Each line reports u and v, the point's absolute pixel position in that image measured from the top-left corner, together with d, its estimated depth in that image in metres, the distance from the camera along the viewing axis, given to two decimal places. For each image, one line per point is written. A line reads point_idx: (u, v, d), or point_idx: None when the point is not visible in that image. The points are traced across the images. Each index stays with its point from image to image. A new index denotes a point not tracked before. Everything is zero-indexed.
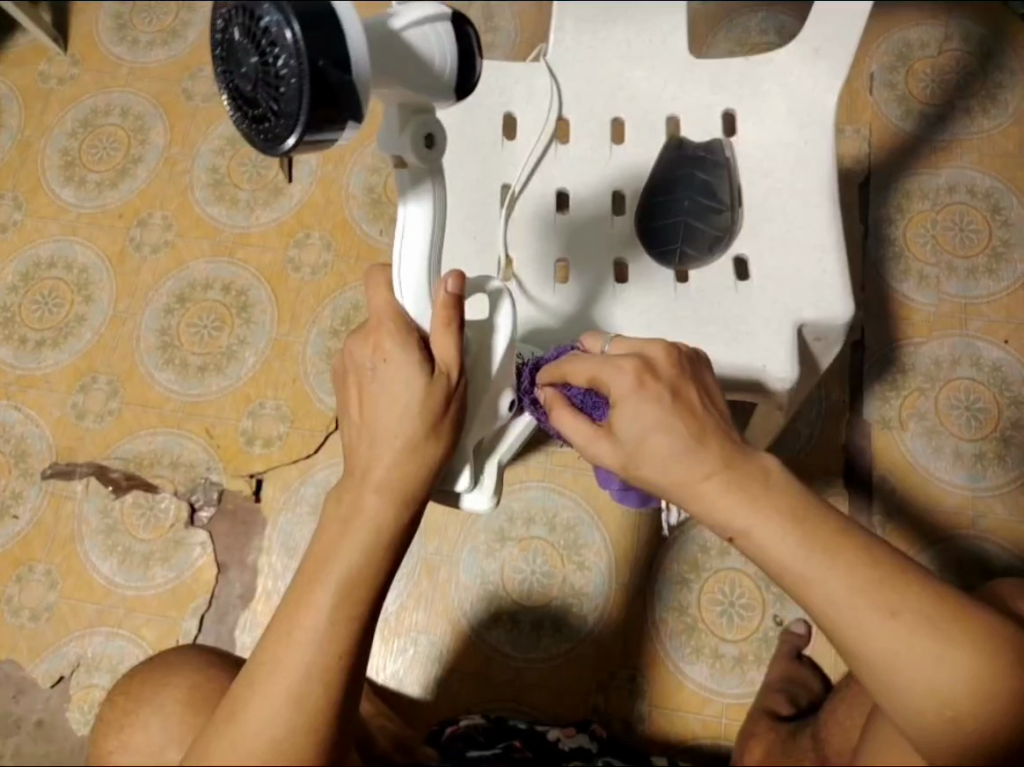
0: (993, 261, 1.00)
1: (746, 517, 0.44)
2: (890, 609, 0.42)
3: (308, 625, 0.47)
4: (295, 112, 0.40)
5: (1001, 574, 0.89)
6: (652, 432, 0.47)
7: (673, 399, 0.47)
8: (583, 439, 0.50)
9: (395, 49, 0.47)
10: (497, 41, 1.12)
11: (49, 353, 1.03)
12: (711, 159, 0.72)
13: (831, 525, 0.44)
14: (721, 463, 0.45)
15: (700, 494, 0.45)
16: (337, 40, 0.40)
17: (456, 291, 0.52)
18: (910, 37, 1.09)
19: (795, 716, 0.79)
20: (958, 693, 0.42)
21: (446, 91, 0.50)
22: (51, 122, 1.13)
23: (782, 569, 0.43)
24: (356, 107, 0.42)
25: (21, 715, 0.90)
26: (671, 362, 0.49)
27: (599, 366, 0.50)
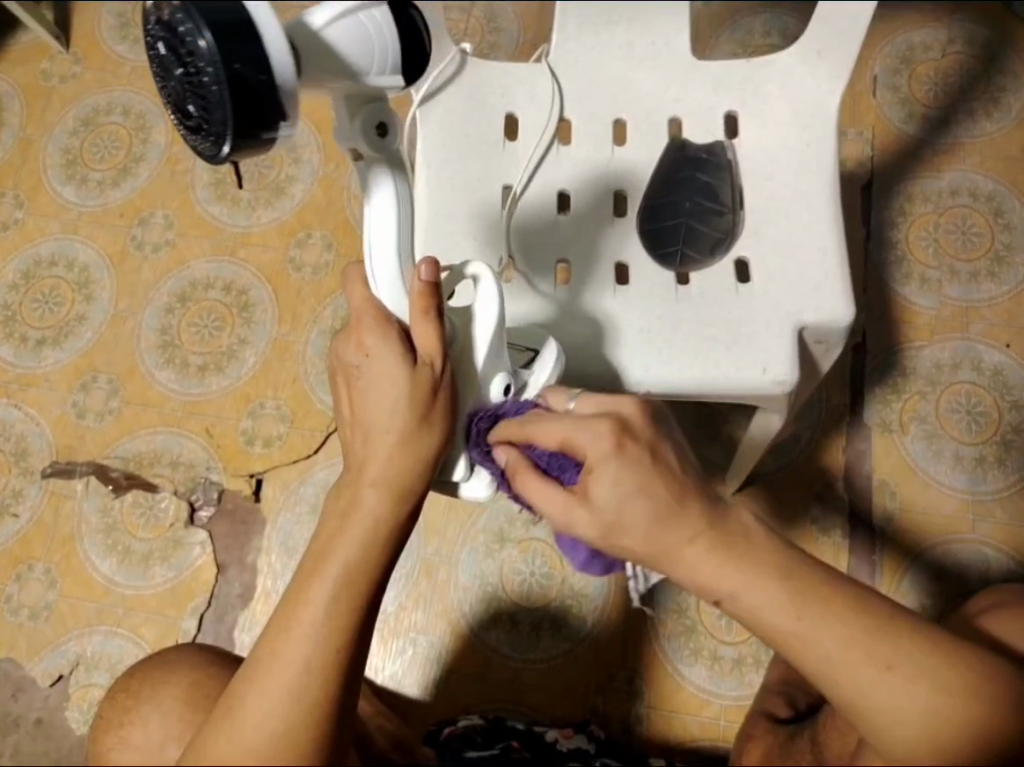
0: (995, 264, 1.00)
1: (733, 582, 0.43)
2: (886, 662, 0.42)
3: (305, 618, 0.48)
4: (222, 122, 0.41)
5: (1000, 579, 0.89)
6: (633, 497, 0.44)
7: (653, 461, 0.45)
8: (557, 512, 0.47)
9: (325, 46, 0.44)
10: (500, 42, 1.12)
11: (49, 352, 1.03)
12: (712, 160, 0.72)
13: (819, 582, 0.43)
14: (704, 523, 0.44)
15: (683, 559, 0.44)
16: (251, 39, 0.39)
17: (429, 279, 0.51)
18: (913, 39, 1.09)
19: (795, 719, 0.76)
20: (956, 736, 0.42)
21: (393, 73, 0.48)
22: (52, 120, 1.12)
23: (773, 631, 0.43)
24: (281, 106, 0.41)
25: (20, 713, 0.90)
26: (643, 420, 0.47)
27: (571, 428, 0.48)
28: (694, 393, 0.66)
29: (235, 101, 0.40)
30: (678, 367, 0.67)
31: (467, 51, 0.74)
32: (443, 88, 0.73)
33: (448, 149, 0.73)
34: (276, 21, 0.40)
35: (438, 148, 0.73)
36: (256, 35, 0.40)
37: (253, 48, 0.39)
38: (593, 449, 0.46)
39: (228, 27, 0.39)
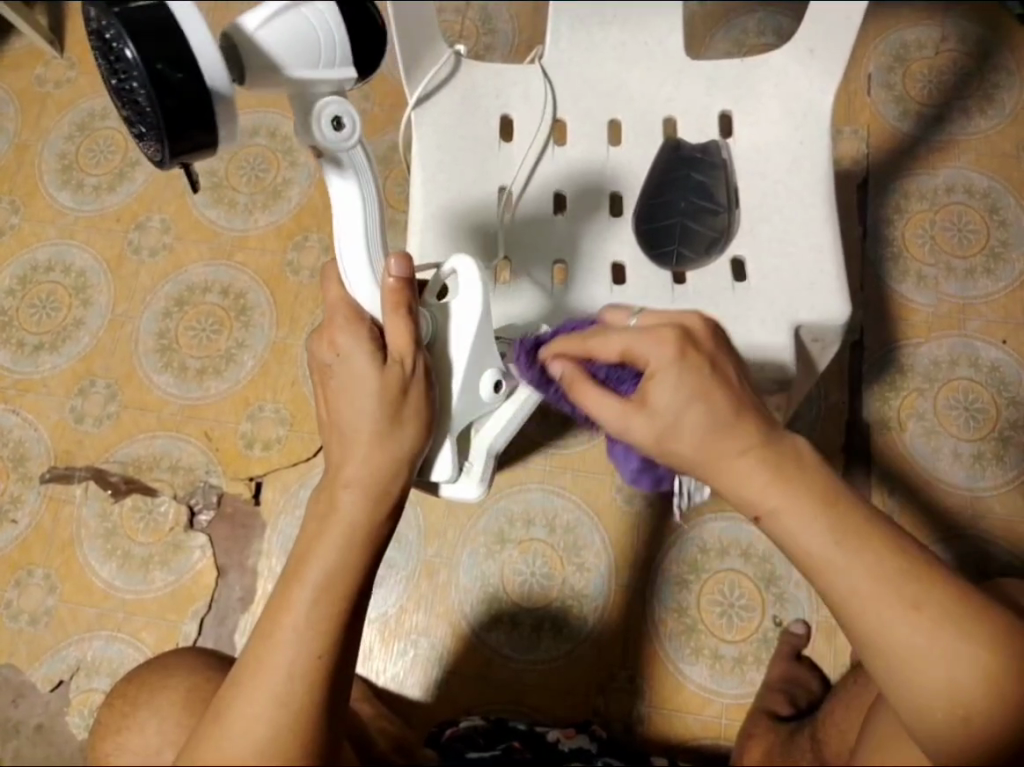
0: (991, 261, 1.00)
1: (778, 496, 0.47)
2: (913, 602, 0.44)
3: (288, 623, 0.49)
4: (159, 132, 0.45)
5: (1000, 574, 0.89)
6: (690, 405, 0.48)
7: (711, 372, 0.49)
8: (613, 417, 0.51)
9: (262, 48, 0.47)
10: (495, 43, 1.12)
11: (47, 357, 1.03)
12: (707, 159, 0.72)
13: (860, 513, 0.47)
14: (757, 434, 0.48)
15: (733, 467, 0.47)
16: (171, 42, 0.43)
17: (400, 273, 0.55)
18: (907, 37, 1.09)
19: (795, 716, 0.79)
20: (972, 692, 0.43)
21: (343, 65, 0.51)
22: (47, 126, 1.12)
23: (810, 552, 0.46)
24: (213, 115, 0.46)
25: (21, 719, 0.89)
26: (708, 335, 0.50)
27: (632, 341, 0.51)
28: None
29: (166, 113, 0.44)
30: None
31: (460, 53, 0.74)
32: (437, 90, 0.73)
33: (443, 151, 0.73)
34: (207, 36, 0.44)
35: (433, 150, 0.72)
36: (185, 51, 0.44)
37: (179, 62, 0.43)
38: (656, 357, 0.49)
39: (154, 43, 0.43)
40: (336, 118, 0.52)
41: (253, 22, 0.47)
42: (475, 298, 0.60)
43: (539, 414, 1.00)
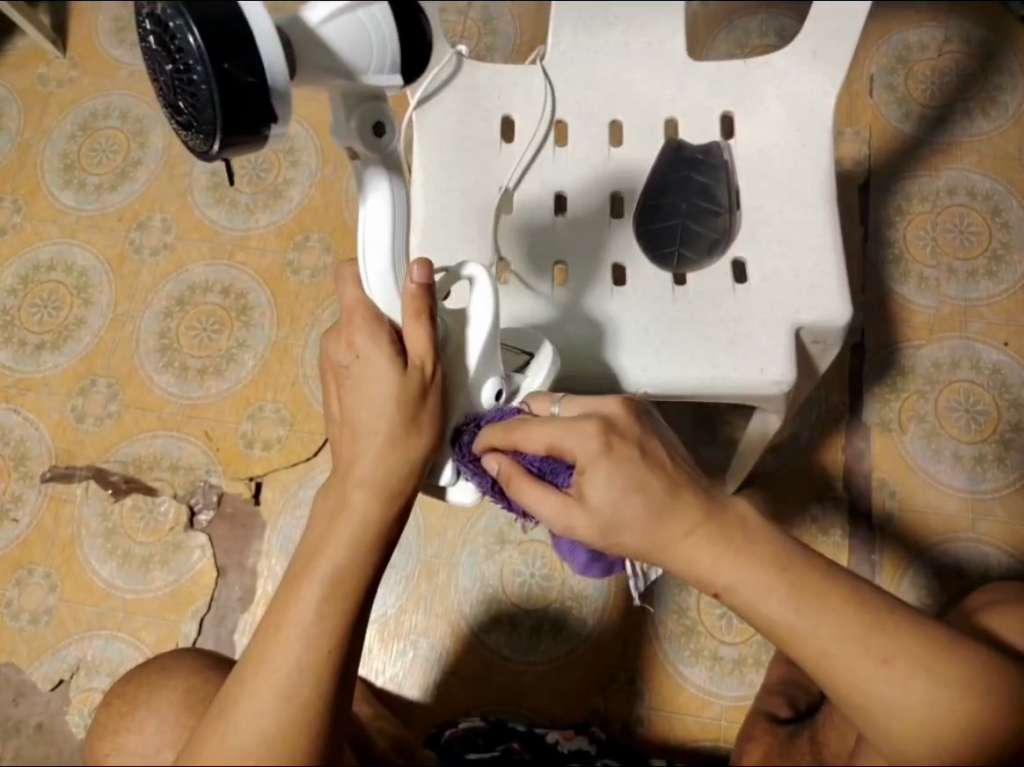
0: (993, 262, 1.00)
1: (729, 572, 0.45)
2: (884, 654, 0.43)
3: (296, 618, 0.49)
4: (214, 124, 0.42)
5: (1000, 577, 0.89)
6: (628, 495, 0.47)
7: (643, 457, 0.48)
8: (554, 514, 0.49)
9: (317, 47, 0.45)
10: (495, 44, 1.12)
11: (48, 356, 1.03)
12: (709, 160, 0.72)
13: (816, 572, 0.45)
14: (699, 511, 0.46)
15: (681, 550, 0.46)
16: (240, 37, 0.40)
17: (423, 279, 0.52)
18: (910, 38, 1.09)
19: (795, 719, 0.76)
20: (950, 732, 0.42)
21: (392, 71, 0.48)
22: (49, 125, 1.13)
23: (771, 621, 0.44)
24: (272, 110, 0.42)
25: (21, 717, 0.90)
26: (628, 418, 0.49)
27: (556, 433, 0.49)
28: (693, 392, 0.66)
29: (225, 107, 0.41)
30: (675, 367, 0.67)
31: (462, 53, 0.74)
32: (438, 90, 0.73)
33: (444, 151, 0.73)
34: (268, 21, 0.41)
35: (435, 152, 0.73)
36: (248, 41, 0.40)
37: (243, 53, 0.40)
38: (581, 450, 0.48)
39: (221, 36, 0.40)
40: (379, 123, 0.51)
41: (312, 19, 0.45)
42: (486, 308, 0.56)
43: None
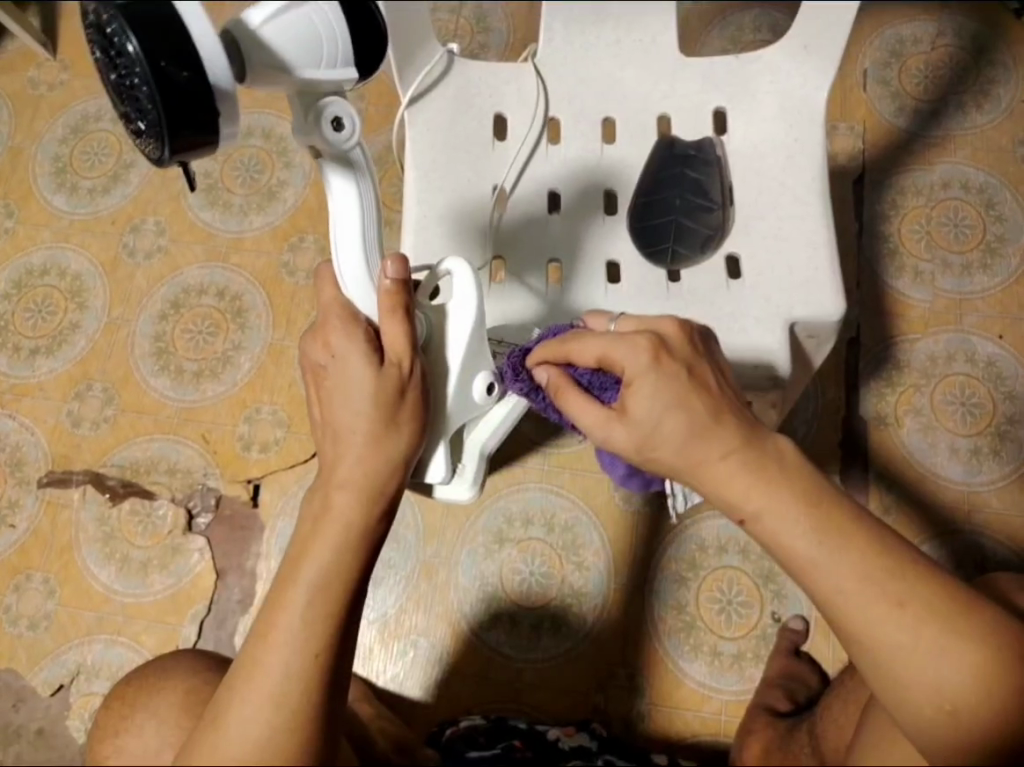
0: (988, 256, 1.00)
1: (761, 496, 0.47)
2: (897, 599, 0.44)
3: (283, 625, 0.49)
4: (160, 127, 0.43)
5: (997, 568, 0.90)
6: (668, 416, 0.49)
7: (690, 376, 0.50)
8: (597, 425, 0.52)
9: (265, 48, 0.45)
10: (488, 42, 1.12)
11: (43, 361, 1.03)
12: (702, 156, 0.72)
13: (843, 505, 0.47)
14: (738, 440, 0.48)
15: (717, 473, 0.48)
16: (176, 39, 0.41)
17: (396, 274, 0.55)
18: (903, 32, 1.09)
19: (794, 712, 0.78)
20: (961, 687, 0.43)
21: (345, 66, 0.49)
22: (41, 128, 1.12)
23: (795, 553, 0.46)
24: (217, 112, 0.43)
25: (22, 723, 0.90)
26: (681, 339, 0.51)
27: (609, 344, 0.52)
28: None
29: (170, 112, 0.42)
30: None
31: (453, 51, 0.74)
32: (430, 89, 0.73)
33: (438, 150, 0.73)
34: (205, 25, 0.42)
35: (428, 151, 0.72)
36: (188, 44, 0.41)
37: (183, 55, 0.41)
38: (633, 364, 0.50)
39: (157, 39, 0.40)
40: (337, 118, 0.51)
41: (255, 19, 0.45)
42: (470, 301, 0.59)
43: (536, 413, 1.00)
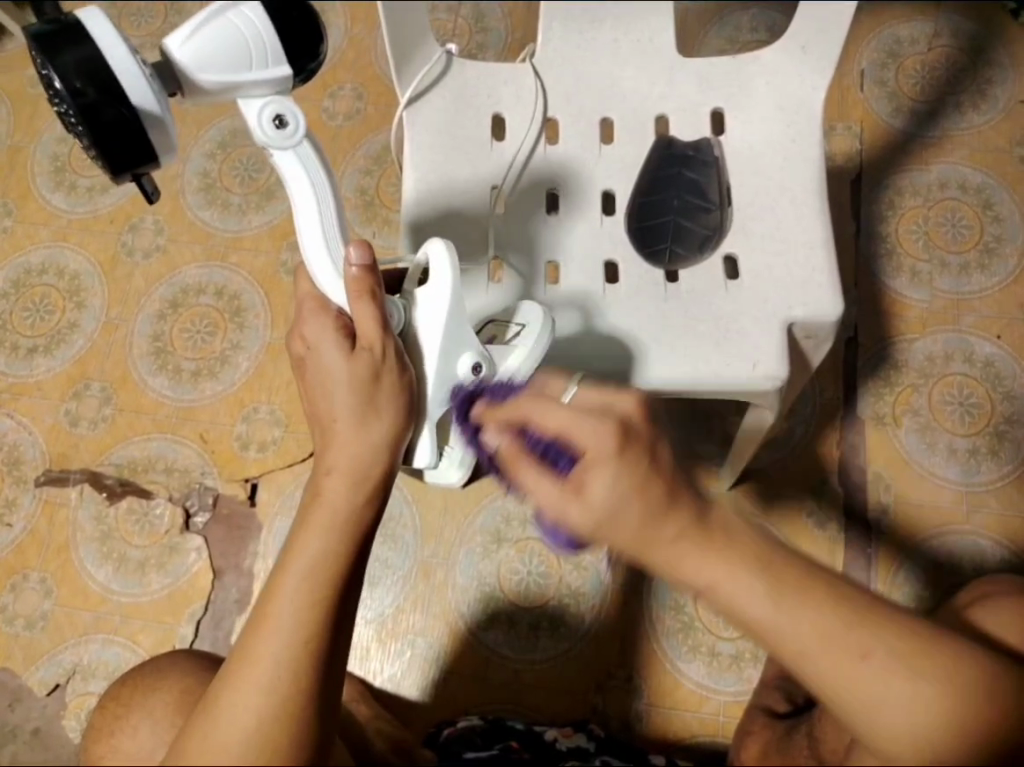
0: (985, 256, 1.00)
1: (712, 572, 0.43)
2: (862, 651, 0.43)
3: (275, 613, 0.49)
4: (100, 157, 0.49)
5: (996, 569, 0.90)
6: (624, 500, 0.44)
7: (654, 462, 0.45)
8: (551, 501, 0.47)
9: (189, 65, 0.51)
10: (487, 42, 1.12)
11: (41, 360, 1.03)
12: (699, 158, 0.73)
13: (796, 564, 0.44)
14: (689, 521, 0.44)
15: (665, 554, 0.44)
16: (99, 74, 0.46)
17: (361, 260, 0.55)
18: (900, 33, 1.09)
19: (793, 713, 0.77)
20: (927, 729, 0.43)
21: (276, 64, 0.53)
22: (40, 128, 1.12)
23: (749, 618, 0.43)
24: (150, 139, 0.49)
25: (18, 723, 0.89)
26: (642, 417, 0.48)
27: (573, 422, 0.47)
28: (686, 390, 0.66)
29: (104, 139, 0.48)
30: (671, 367, 0.67)
31: (452, 51, 0.74)
32: (428, 89, 0.73)
33: (436, 150, 0.73)
34: (129, 60, 0.47)
35: (426, 151, 0.73)
36: (111, 80, 0.47)
37: (103, 93, 0.46)
38: (599, 447, 0.45)
39: (81, 76, 0.46)
40: (279, 116, 0.55)
41: (174, 45, 0.51)
42: (443, 278, 0.60)
43: None
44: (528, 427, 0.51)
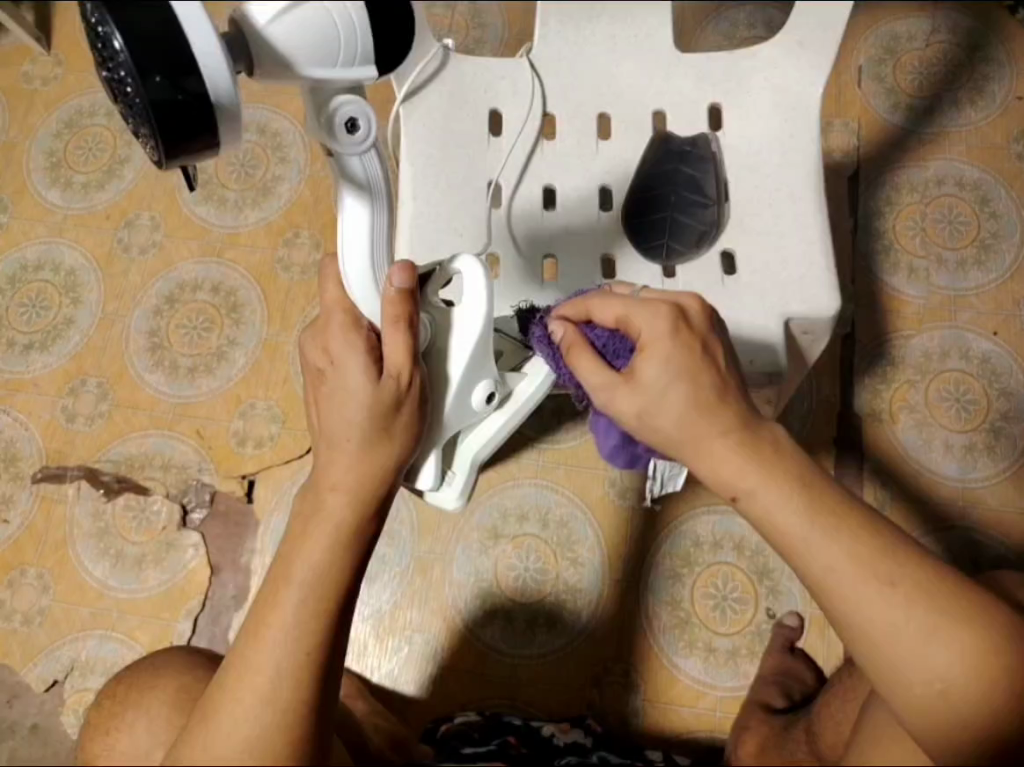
0: (981, 252, 1.00)
1: (754, 478, 0.48)
2: (890, 580, 0.45)
3: (275, 623, 0.50)
4: (153, 134, 0.42)
5: (993, 565, 0.90)
6: (672, 387, 0.50)
7: (704, 352, 0.51)
8: (601, 385, 0.53)
9: (273, 47, 0.43)
10: (484, 38, 1.12)
11: (37, 356, 1.03)
12: (696, 153, 0.73)
13: (838, 495, 0.47)
14: (736, 420, 0.49)
15: (711, 452, 0.49)
16: (169, 50, 0.40)
17: (402, 284, 0.55)
18: (897, 29, 1.09)
19: (789, 710, 0.79)
20: (949, 670, 0.43)
21: (363, 63, 0.47)
22: (35, 124, 1.12)
23: (787, 529, 0.46)
24: (215, 121, 0.43)
25: (16, 719, 0.89)
26: (702, 314, 0.53)
27: (632, 308, 0.53)
28: None
29: (162, 128, 0.41)
30: None
31: (448, 47, 0.74)
32: (425, 85, 0.73)
33: (433, 145, 0.72)
34: (209, 30, 0.41)
35: (422, 147, 0.72)
36: (186, 56, 0.40)
37: (171, 61, 0.40)
38: (650, 330, 0.52)
39: (150, 51, 0.39)
40: (352, 120, 0.50)
41: (259, 18, 0.43)
42: (480, 302, 0.61)
43: (535, 409, 1.00)
44: (592, 321, 0.57)
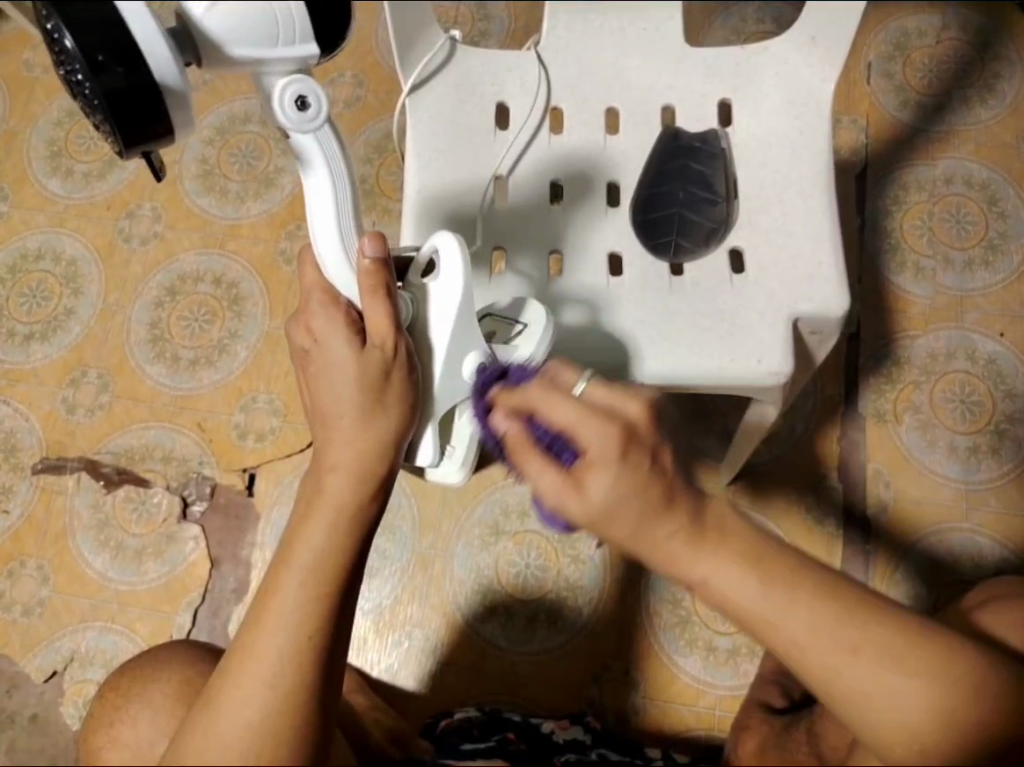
0: (989, 253, 0.99)
1: (705, 567, 0.43)
2: (852, 646, 0.43)
3: (280, 607, 0.50)
4: (110, 126, 0.44)
5: (994, 569, 0.89)
6: (620, 504, 0.43)
7: (653, 463, 0.43)
8: (551, 494, 0.44)
9: (211, 37, 0.45)
10: (489, 29, 1.11)
11: (38, 347, 1.02)
12: (706, 149, 0.72)
13: (794, 559, 0.44)
14: (687, 520, 0.43)
15: (660, 553, 0.44)
16: (118, 40, 0.41)
17: (374, 253, 0.55)
18: (908, 26, 1.08)
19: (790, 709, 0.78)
20: (916, 721, 0.43)
21: (304, 42, 0.47)
22: (36, 112, 1.11)
23: (743, 613, 0.43)
24: (168, 110, 0.45)
25: (15, 710, 0.89)
26: (647, 417, 0.45)
27: (571, 407, 0.45)
28: (696, 382, 0.65)
29: (120, 116, 0.43)
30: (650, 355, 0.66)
31: (456, 39, 0.73)
32: (430, 78, 0.72)
33: (440, 137, 0.72)
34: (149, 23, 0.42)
35: (430, 139, 0.71)
36: (134, 47, 0.42)
37: (123, 52, 0.41)
38: (598, 445, 0.43)
39: (102, 43, 0.41)
40: (301, 98, 0.49)
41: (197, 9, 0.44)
42: (456, 274, 0.60)
43: None
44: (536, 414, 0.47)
